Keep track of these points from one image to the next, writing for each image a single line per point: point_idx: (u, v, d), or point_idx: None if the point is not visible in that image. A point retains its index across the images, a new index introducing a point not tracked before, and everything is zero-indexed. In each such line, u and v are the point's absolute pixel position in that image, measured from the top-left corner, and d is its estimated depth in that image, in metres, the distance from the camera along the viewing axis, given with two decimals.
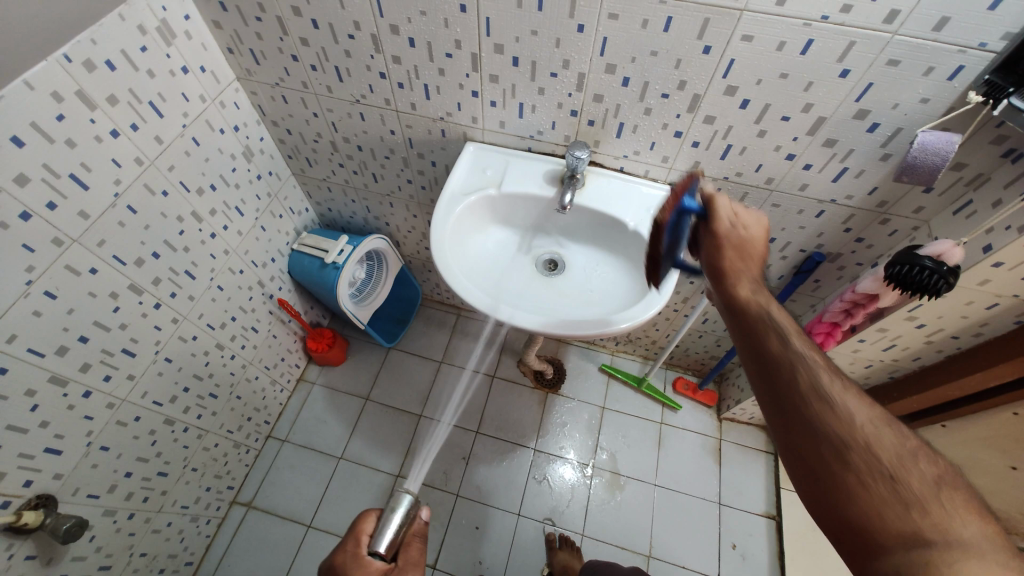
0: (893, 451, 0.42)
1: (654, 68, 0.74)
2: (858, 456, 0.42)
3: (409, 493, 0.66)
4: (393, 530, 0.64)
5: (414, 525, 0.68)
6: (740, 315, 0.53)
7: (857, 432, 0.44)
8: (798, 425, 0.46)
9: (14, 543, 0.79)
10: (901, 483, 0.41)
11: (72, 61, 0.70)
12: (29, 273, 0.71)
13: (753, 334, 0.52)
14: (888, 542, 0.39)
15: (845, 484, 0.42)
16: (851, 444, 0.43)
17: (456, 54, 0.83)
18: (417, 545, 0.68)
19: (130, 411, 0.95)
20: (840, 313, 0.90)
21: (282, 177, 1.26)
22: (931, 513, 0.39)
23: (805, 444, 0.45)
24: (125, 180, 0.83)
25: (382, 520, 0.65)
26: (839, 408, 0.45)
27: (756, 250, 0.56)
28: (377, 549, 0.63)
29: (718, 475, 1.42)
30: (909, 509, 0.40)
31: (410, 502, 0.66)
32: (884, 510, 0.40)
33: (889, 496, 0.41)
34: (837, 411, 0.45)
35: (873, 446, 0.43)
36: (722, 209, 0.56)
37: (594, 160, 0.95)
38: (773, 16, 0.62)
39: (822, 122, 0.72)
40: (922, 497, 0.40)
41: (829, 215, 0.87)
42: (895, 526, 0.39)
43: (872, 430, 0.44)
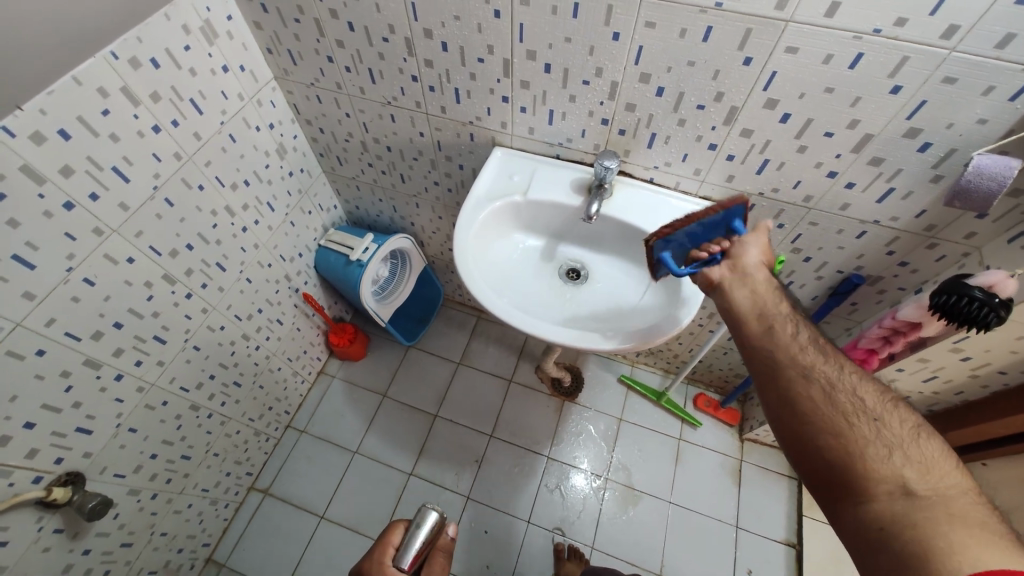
0: (875, 400, 0.49)
1: (690, 79, 0.72)
2: (846, 401, 0.48)
3: (434, 510, 0.66)
4: (419, 545, 0.64)
5: (440, 540, 0.68)
6: (749, 279, 0.59)
7: (844, 381, 0.50)
8: (793, 370, 0.52)
9: (44, 516, 0.82)
10: (883, 424, 0.47)
11: (119, 58, 0.73)
12: (69, 261, 0.74)
13: (755, 296, 0.58)
14: (873, 484, 0.44)
15: (833, 424, 0.48)
16: (838, 390, 0.50)
17: (489, 59, 0.82)
18: (441, 560, 0.67)
19: (158, 396, 0.99)
20: (877, 340, 0.85)
21: (313, 174, 1.28)
22: (912, 458, 0.44)
23: (798, 386, 0.51)
24: (164, 174, 0.85)
25: (408, 534, 0.65)
26: (833, 365, 0.52)
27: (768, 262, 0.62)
28: (402, 564, 0.63)
29: (737, 497, 1.37)
30: (893, 452, 0.45)
31: (436, 518, 0.66)
32: (868, 450, 0.45)
33: (873, 437, 0.46)
34: (829, 364, 0.52)
35: (859, 396, 0.49)
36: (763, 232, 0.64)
37: (624, 170, 0.93)
38: (820, 28, 0.59)
39: (869, 139, 0.69)
40: (901, 440, 0.46)
41: (870, 236, 0.82)
42: (879, 465, 0.45)
43: (857, 381, 0.51)
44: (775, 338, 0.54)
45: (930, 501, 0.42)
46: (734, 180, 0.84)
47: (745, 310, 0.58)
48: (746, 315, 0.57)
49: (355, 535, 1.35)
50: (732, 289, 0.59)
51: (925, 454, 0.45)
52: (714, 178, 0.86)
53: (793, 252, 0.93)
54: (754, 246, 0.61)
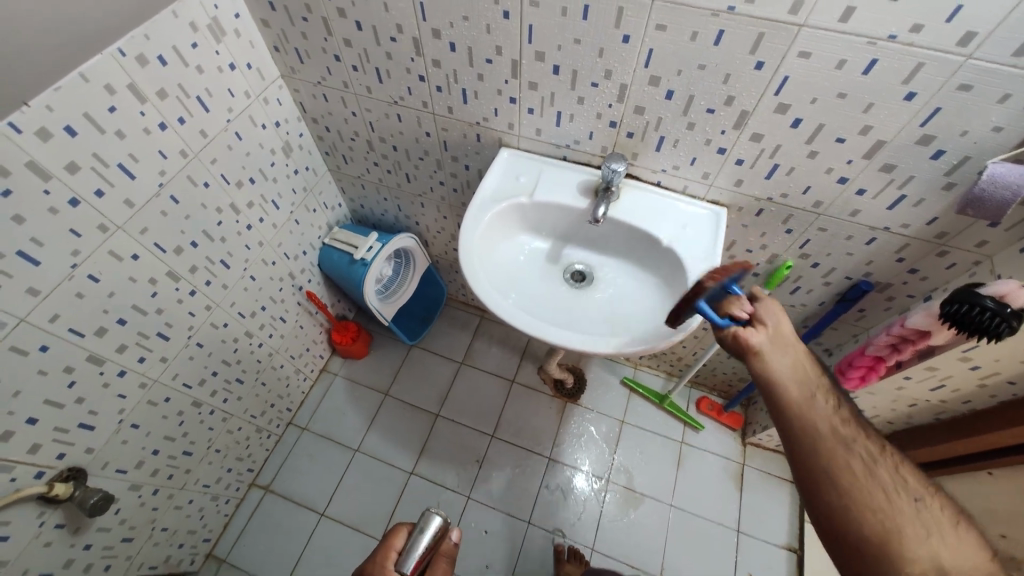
0: (907, 477, 0.53)
1: (700, 82, 0.71)
2: (888, 481, 0.51)
3: (439, 515, 0.66)
4: (422, 551, 0.64)
5: (443, 546, 0.68)
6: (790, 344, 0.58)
7: (885, 458, 0.53)
8: (840, 444, 0.52)
9: (46, 511, 0.83)
10: (918, 504, 0.51)
11: (126, 55, 0.73)
12: (74, 257, 0.74)
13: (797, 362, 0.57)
14: (912, 562, 0.48)
15: (878, 503, 0.50)
16: (880, 467, 0.52)
17: (497, 59, 0.82)
18: (443, 565, 0.67)
19: (161, 392, 0.98)
20: (885, 347, 0.84)
21: (318, 172, 1.28)
22: (941, 537, 0.49)
23: (847, 464, 0.51)
24: (169, 171, 0.85)
25: (411, 539, 0.64)
26: (873, 438, 0.54)
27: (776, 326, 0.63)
28: (404, 569, 0.62)
29: (739, 501, 1.37)
30: (926, 531, 0.49)
31: (440, 523, 0.66)
32: (907, 530, 0.49)
33: (913, 518, 0.50)
34: (870, 438, 0.54)
35: (895, 473, 0.52)
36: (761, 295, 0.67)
37: (631, 173, 0.92)
38: (834, 33, 0.59)
39: (881, 145, 0.68)
40: (932, 519, 0.50)
41: (880, 243, 0.81)
42: (915, 544, 0.48)
43: (890, 456, 0.53)
44: (822, 410, 0.54)
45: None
46: (742, 185, 0.83)
47: (790, 375, 0.56)
48: (791, 382, 0.56)
49: (355, 534, 1.35)
50: (775, 353, 0.57)
51: (951, 533, 0.50)
52: (723, 182, 0.85)
53: (800, 257, 0.92)
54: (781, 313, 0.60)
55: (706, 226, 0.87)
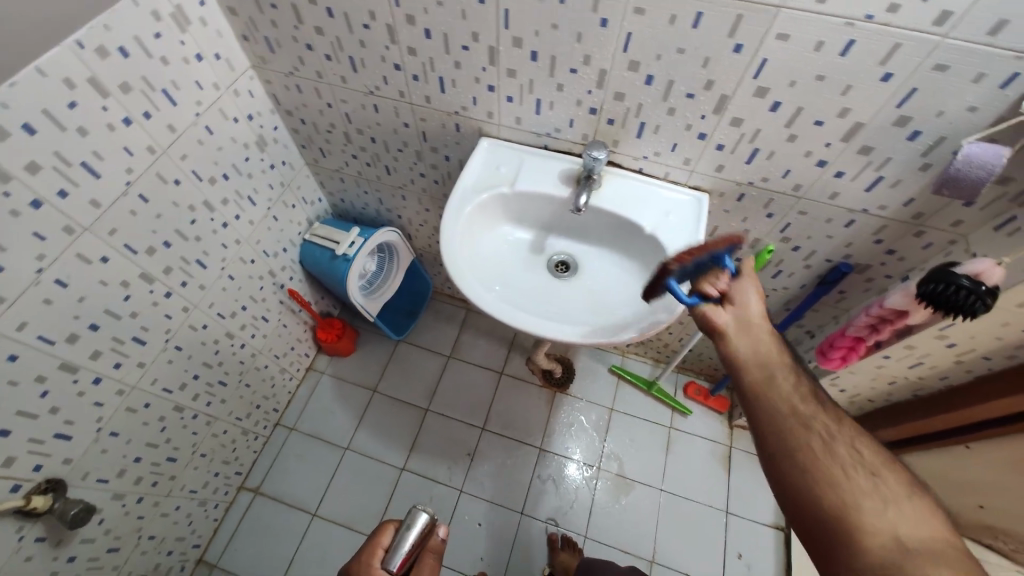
0: (873, 455, 0.51)
1: (680, 67, 0.70)
2: (845, 455, 0.51)
3: (424, 512, 0.65)
4: (408, 548, 0.63)
5: (431, 542, 0.67)
6: (753, 324, 0.59)
7: (844, 435, 0.52)
8: (795, 419, 0.53)
9: (25, 524, 0.80)
10: (880, 481, 0.49)
11: (85, 48, 0.69)
12: (40, 261, 0.71)
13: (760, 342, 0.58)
14: (867, 536, 0.46)
15: (831, 476, 0.49)
16: (835, 442, 0.52)
17: (474, 46, 0.80)
18: (431, 562, 0.67)
19: (140, 398, 0.96)
20: (864, 328, 0.86)
21: (295, 167, 1.25)
22: (904, 513, 0.47)
23: (799, 439, 0.52)
24: (137, 169, 0.82)
25: (397, 536, 0.64)
26: (833, 415, 0.54)
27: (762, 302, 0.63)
28: (391, 566, 0.62)
29: (727, 483, 1.39)
30: (886, 505, 0.47)
31: (425, 520, 0.65)
32: (863, 503, 0.48)
33: (869, 492, 0.48)
34: (830, 416, 0.53)
35: (858, 449, 0.51)
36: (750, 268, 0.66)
37: (613, 161, 0.92)
38: (812, 14, 0.58)
39: (859, 127, 0.68)
40: (896, 494, 0.48)
41: (859, 225, 0.82)
42: (872, 517, 0.47)
43: (855, 434, 0.53)
44: (778, 388, 0.55)
45: (921, 552, 0.44)
46: (723, 170, 0.83)
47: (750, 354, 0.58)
48: (749, 361, 0.57)
49: (348, 532, 1.34)
50: (736, 336, 0.59)
51: (917, 511, 0.47)
52: (704, 168, 0.85)
53: (782, 242, 0.93)
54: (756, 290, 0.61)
55: (688, 213, 0.86)
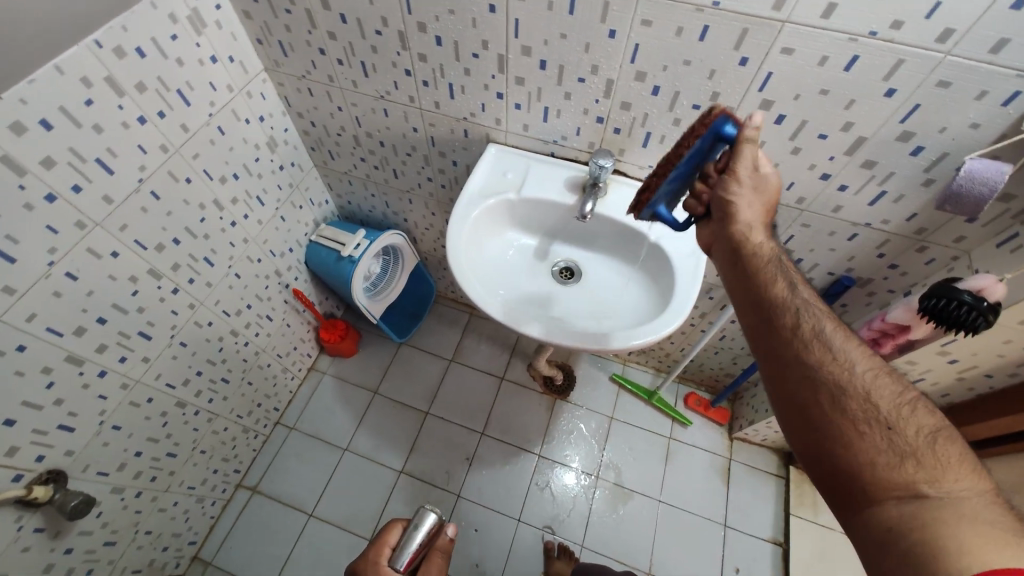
0: (890, 403, 0.46)
1: (686, 78, 0.71)
2: (856, 407, 0.46)
3: (433, 512, 0.65)
4: (416, 547, 0.63)
5: (439, 541, 0.67)
6: (747, 259, 0.56)
7: (855, 382, 0.47)
8: (799, 371, 0.49)
9: (24, 515, 0.81)
10: (897, 431, 0.44)
11: (103, 47, 0.71)
12: (51, 254, 0.72)
13: (760, 285, 0.54)
14: (879, 490, 0.43)
15: (839, 432, 0.45)
16: (846, 392, 0.46)
17: (483, 54, 0.81)
18: (439, 561, 0.66)
19: (143, 393, 0.97)
20: (867, 342, 0.86)
21: (304, 168, 1.26)
22: (925, 464, 0.42)
23: (804, 392, 0.48)
24: (150, 166, 0.84)
25: (405, 536, 0.64)
26: (841, 363, 0.48)
27: (767, 202, 0.58)
28: (398, 565, 0.62)
29: (726, 496, 1.38)
30: (904, 460, 0.43)
31: (434, 520, 0.65)
32: (878, 459, 0.43)
33: (883, 446, 0.44)
34: (839, 362, 0.48)
35: (872, 398, 0.46)
36: (751, 150, 0.56)
37: (618, 169, 0.93)
38: (817, 30, 0.59)
39: (862, 142, 0.69)
40: (915, 446, 0.43)
41: (862, 239, 0.83)
42: (887, 475, 0.43)
43: (871, 379, 0.47)
44: (779, 336, 0.51)
45: (941, 505, 0.40)
46: None
47: (750, 302, 0.55)
48: (748, 308, 0.55)
49: (344, 534, 1.34)
50: (734, 281, 0.57)
51: (940, 460, 0.42)
52: None
53: (785, 253, 0.93)
54: (745, 199, 0.57)
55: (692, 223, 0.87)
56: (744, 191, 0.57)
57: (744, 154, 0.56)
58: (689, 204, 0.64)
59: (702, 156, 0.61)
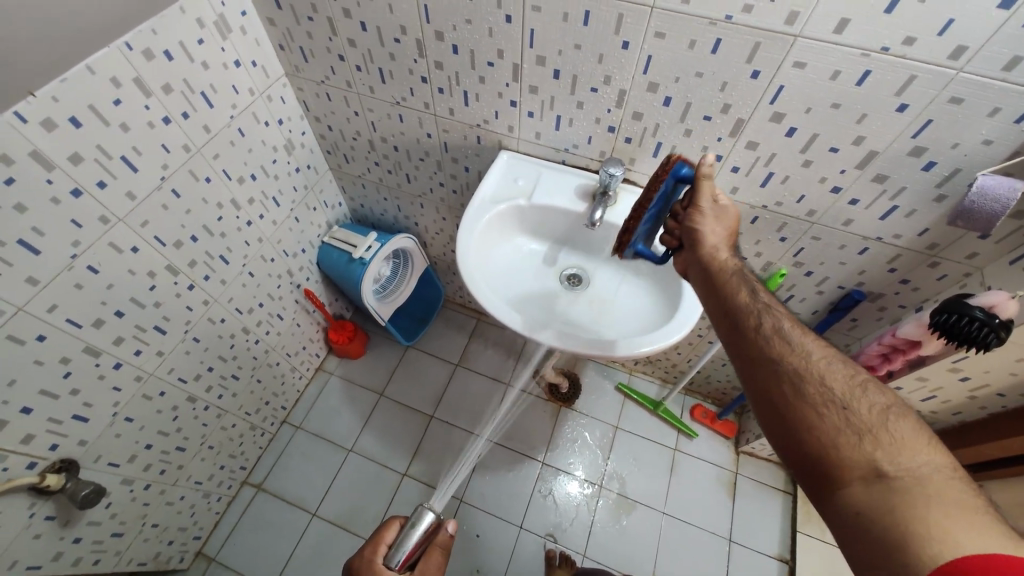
0: (844, 384, 0.46)
1: (698, 90, 0.72)
2: (814, 391, 0.46)
3: (431, 511, 0.65)
4: (412, 545, 0.63)
5: (437, 537, 0.67)
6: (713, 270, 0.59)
7: (812, 369, 0.47)
8: (761, 364, 0.50)
9: (37, 502, 0.82)
10: (854, 411, 0.44)
11: (133, 49, 0.74)
12: (74, 247, 0.74)
13: (724, 291, 0.57)
14: (845, 473, 0.42)
15: (802, 418, 0.45)
16: (803, 379, 0.47)
17: (498, 63, 0.83)
18: (438, 558, 0.66)
19: (156, 386, 0.98)
20: (877, 356, 0.86)
21: (319, 170, 1.29)
22: (883, 441, 0.42)
23: (769, 384, 0.48)
24: (172, 165, 0.86)
25: (403, 534, 0.64)
26: (799, 353, 0.49)
27: (730, 227, 0.63)
28: (393, 562, 0.62)
29: (731, 511, 1.37)
30: (863, 439, 0.42)
31: (432, 519, 0.65)
32: (840, 440, 0.43)
33: (843, 427, 0.44)
34: (796, 351, 0.49)
35: (827, 381, 0.46)
36: (710, 186, 0.63)
37: (628, 178, 0.93)
38: (829, 44, 0.60)
39: (874, 156, 0.69)
40: (873, 425, 0.43)
41: (873, 253, 0.82)
42: (850, 455, 0.42)
43: (826, 365, 0.47)
44: (744, 333, 0.52)
45: (905, 484, 0.40)
46: (738, 192, 0.84)
47: (716, 309, 0.57)
48: (717, 313, 0.57)
49: (347, 535, 1.34)
50: (704, 291, 0.60)
51: (898, 437, 0.42)
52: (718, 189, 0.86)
53: (794, 266, 0.93)
54: (709, 226, 0.62)
55: None
56: (707, 219, 0.63)
57: (703, 187, 0.63)
58: (665, 239, 0.68)
59: (667, 198, 0.68)
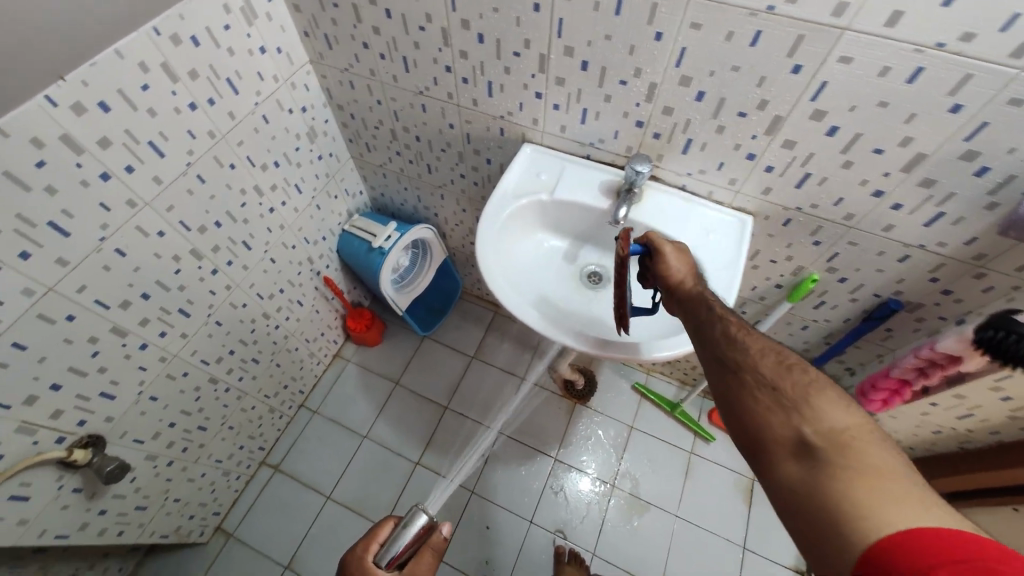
0: (773, 368, 0.48)
1: (734, 84, 0.69)
2: (750, 379, 0.49)
3: (424, 513, 0.65)
4: (402, 546, 0.63)
5: (431, 538, 0.66)
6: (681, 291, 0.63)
7: (748, 359, 0.50)
8: (713, 366, 0.53)
9: (65, 474, 0.85)
10: (781, 390, 0.47)
11: (160, 35, 0.74)
12: (103, 230, 0.75)
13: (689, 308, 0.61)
14: (777, 451, 0.44)
15: (741, 404, 0.48)
16: (740, 370, 0.50)
17: (525, 53, 0.81)
18: (430, 559, 0.65)
19: (180, 366, 1.01)
20: (911, 370, 0.82)
21: (341, 159, 1.29)
22: (805, 414, 0.44)
23: (720, 381, 0.52)
24: (197, 151, 0.87)
25: (394, 533, 0.64)
26: (739, 348, 0.52)
27: (689, 255, 0.67)
28: (382, 561, 0.62)
29: (747, 517, 1.34)
30: (788, 415, 0.45)
31: (424, 522, 0.64)
32: (771, 419, 0.45)
33: (773, 406, 0.46)
34: (737, 347, 0.52)
35: (759, 367, 0.49)
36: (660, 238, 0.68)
37: (655, 175, 0.90)
38: (879, 38, 0.56)
39: (922, 158, 0.65)
40: (796, 399, 0.45)
41: (914, 261, 0.78)
42: (778, 431, 0.44)
43: (760, 355, 0.50)
44: (701, 338, 0.57)
45: (828, 455, 0.41)
46: (771, 193, 0.81)
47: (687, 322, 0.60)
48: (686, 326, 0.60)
49: (359, 519, 1.36)
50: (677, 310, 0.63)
51: (818, 409, 0.44)
52: (750, 189, 0.82)
53: (827, 271, 0.89)
54: (673, 262, 0.66)
55: (729, 233, 0.85)
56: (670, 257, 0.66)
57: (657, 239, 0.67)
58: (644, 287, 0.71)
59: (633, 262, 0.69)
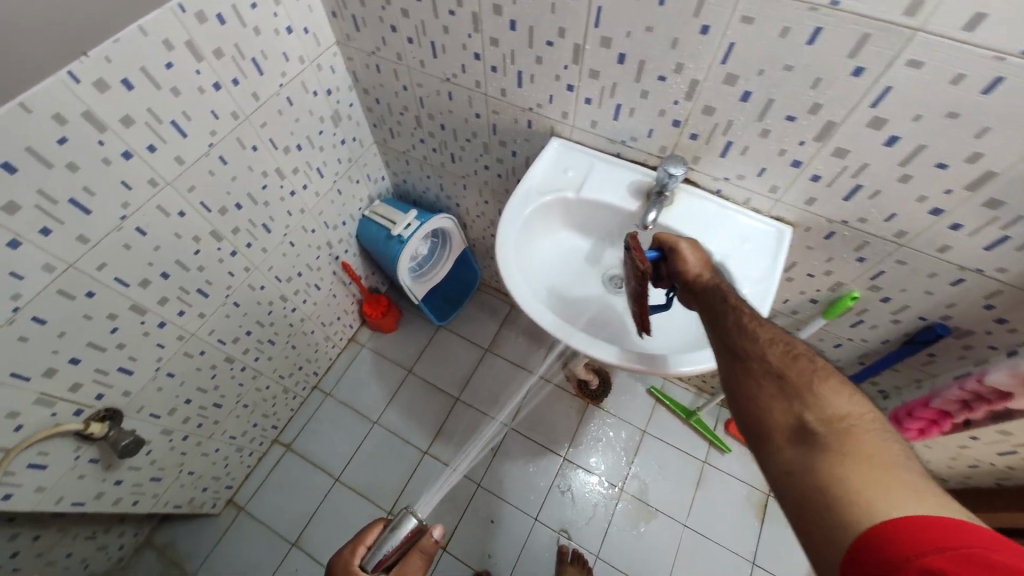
0: (781, 357, 0.48)
1: (784, 85, 0.64)
2: (756, 366, 0.49)
3: (412, 517, 0.63)
4: (388, 550, 0.62)
5: (422, 542, 0.65)
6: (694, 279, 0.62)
7: (756, 347, 0.50)
8: (722, 354, 0.53)
9: (82, 445, 0.87)
10: (787, 377, 0.46)
11: (185, 11, 0.72)
12: (124, 209, 0.75)
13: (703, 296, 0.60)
14: (776, 436, 0.44)
15: (745, 391, 0.48)
16: (747, 357, 0.50)
17: (559, 42, 0.76)
18: (420, 562, 0.64)
19: (198, 345, 1.01)
20: (954, 402, 0.79)
21: (364, 144, 1.26)
22: (807, 401, 0.44)
23: (727, 368, 0.51)
24: (220, 132, 0.85)
25: (380, 537, 0.63)
26: (748, 336, 0.51)
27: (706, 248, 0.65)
28: (368, 565, 0.62)
29: (759, 533, 1.30)
30: (790, 402, 0.45)
31: (412, 525, 0.63)
32: (773, 407, 0.45)
33: (776, 394, 0.46)
34: (747, 335, 0.52)
35: (766, 356, 0.49)
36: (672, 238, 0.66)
37: (689, 177, 0.86)
38: (955, 42, 0.50)
39: (990, 177, 0.59)
40: (798, 387, 0.45)
41: (969, 285, 0.72)
42: (779, 418, 0.45)
43: (769, 344, 0.50)
44: (713, 325, 0.56)
45: (825, 440, 0.41)
46: (815, 204, 0.75)
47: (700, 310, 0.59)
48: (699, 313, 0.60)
49: (366, 503, 1.37)
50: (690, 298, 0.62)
51: (820, 397, 0.44)
52: (791, 199, 0.77)
53: (869, 290, 0.83)
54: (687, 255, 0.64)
55: (765, 244, 0.80)
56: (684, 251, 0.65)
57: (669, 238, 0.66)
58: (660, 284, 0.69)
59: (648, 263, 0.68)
